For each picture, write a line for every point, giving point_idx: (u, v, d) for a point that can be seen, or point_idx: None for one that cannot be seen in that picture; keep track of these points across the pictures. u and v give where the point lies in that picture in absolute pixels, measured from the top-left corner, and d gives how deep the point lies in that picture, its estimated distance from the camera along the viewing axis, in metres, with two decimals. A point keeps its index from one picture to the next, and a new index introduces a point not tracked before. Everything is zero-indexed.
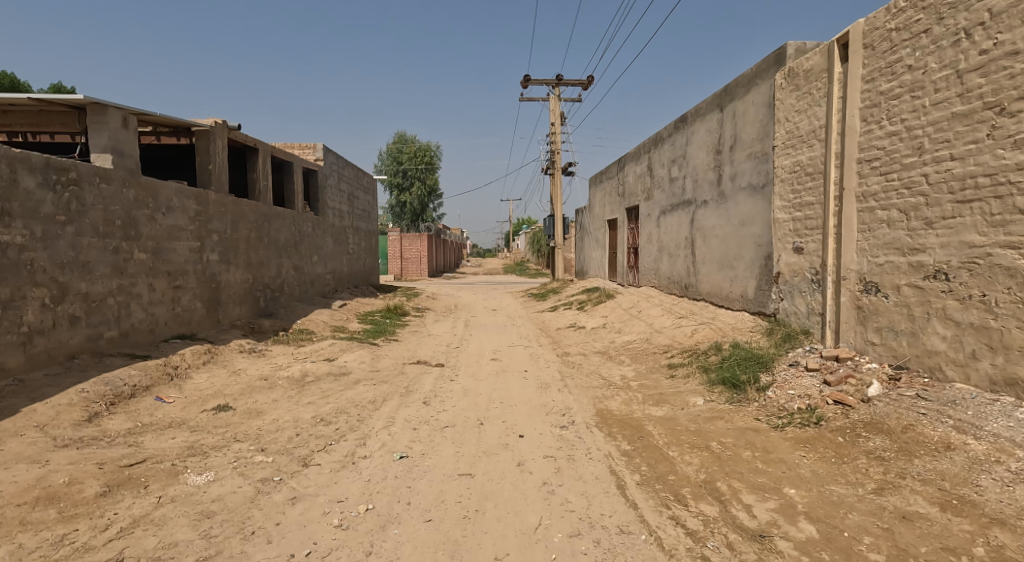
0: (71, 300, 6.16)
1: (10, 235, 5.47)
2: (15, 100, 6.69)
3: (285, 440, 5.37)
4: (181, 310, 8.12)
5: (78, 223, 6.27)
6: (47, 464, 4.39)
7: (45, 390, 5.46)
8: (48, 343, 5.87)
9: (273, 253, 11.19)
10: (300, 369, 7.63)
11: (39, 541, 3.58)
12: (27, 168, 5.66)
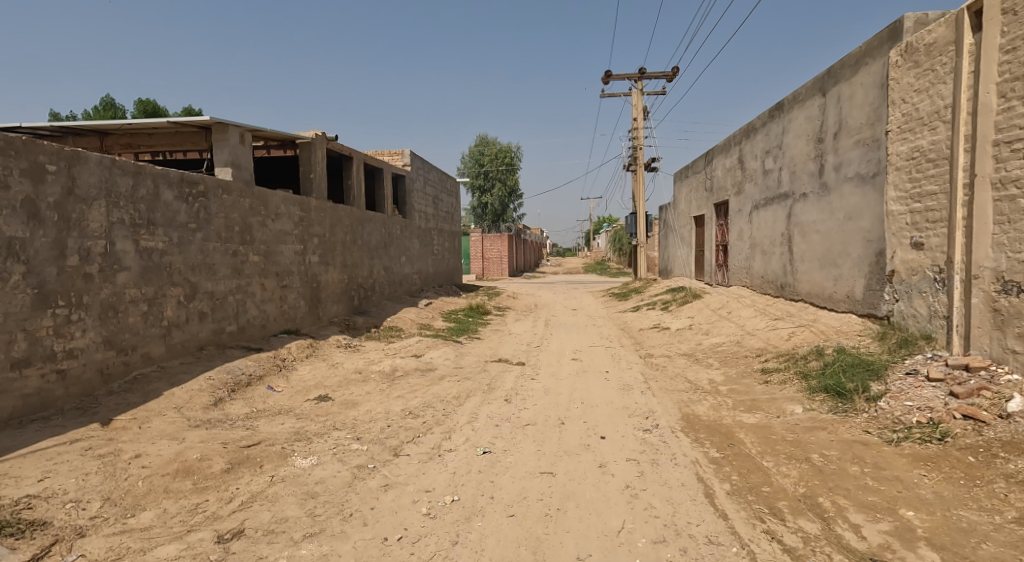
0: (200, 298, 6.72)
1: (154, 242, 6.03)
2: (154, 124, 7.31)
3: (378, 430, 5.56)
4: (288, 307, 8.66)
5: (205, 229, 6.83)
6: (184, 442, 4.80)
7: (181, 376, 5.99)
8: (183, 336, 6.43)
9: (366, 254, 11.69)
10: (391, 364, 7.90)
11: (178, 508, 3.91)
12: (166, 183, 6.21)
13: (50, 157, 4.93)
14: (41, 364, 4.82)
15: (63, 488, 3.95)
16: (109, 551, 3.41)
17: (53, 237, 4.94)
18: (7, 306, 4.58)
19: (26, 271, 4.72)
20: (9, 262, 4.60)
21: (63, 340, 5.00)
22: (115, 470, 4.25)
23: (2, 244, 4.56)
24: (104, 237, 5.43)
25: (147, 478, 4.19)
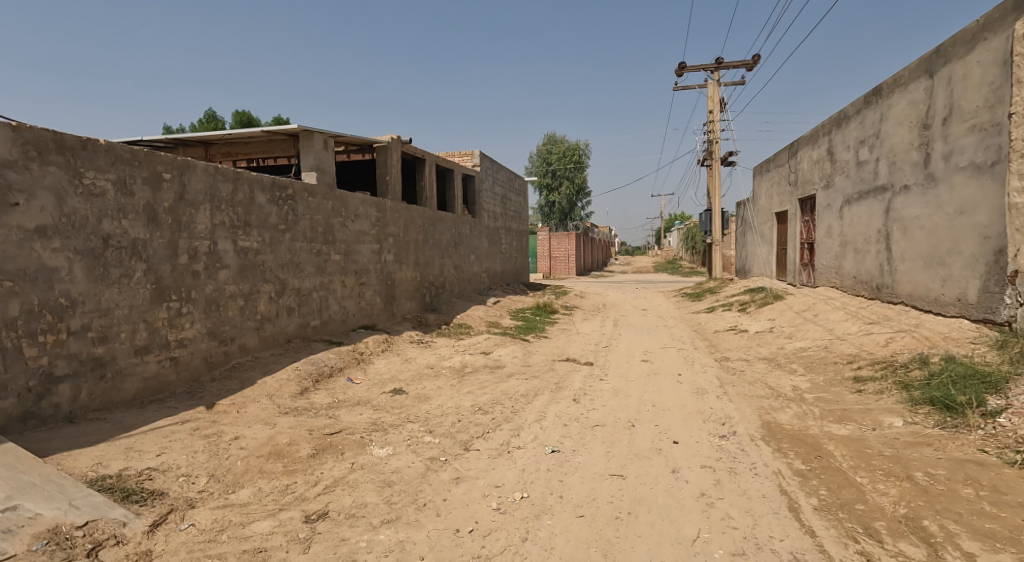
0: (288, 294, 7.04)
1: (249, 241, 6.36)
2: (250, 134, 7.71)
3: (449, 424, 5.58)
4: (365, 303, 8.93)
5: (293, 229, 7.13)
6: (275, 426, 5.02)
7: (272, 366, 6.30)
8: (274, 329, 6.76)
9: (437, 253, 11.87)
10: (460, 360, 7.96)
11: (271, 488, 4.09)
12: (260, 187, 6.52)
13: (166, 166, 5.28)
14: (157, 352, 5.19)
15: (177, 463, 4.22)
16: (214, 523, 3.59)
17: (168, 239, 5.29)
18: (131, 301, 4.93)
19: (146, 269, 5.08)
20: (133, 262, 4.95)
21: (175, 331, 5.37)
22: (218, 449, 4.51)
23: (128, 245, 4.92)
24: (208, 238, 5.77)
25: (244, 458, 4.41)
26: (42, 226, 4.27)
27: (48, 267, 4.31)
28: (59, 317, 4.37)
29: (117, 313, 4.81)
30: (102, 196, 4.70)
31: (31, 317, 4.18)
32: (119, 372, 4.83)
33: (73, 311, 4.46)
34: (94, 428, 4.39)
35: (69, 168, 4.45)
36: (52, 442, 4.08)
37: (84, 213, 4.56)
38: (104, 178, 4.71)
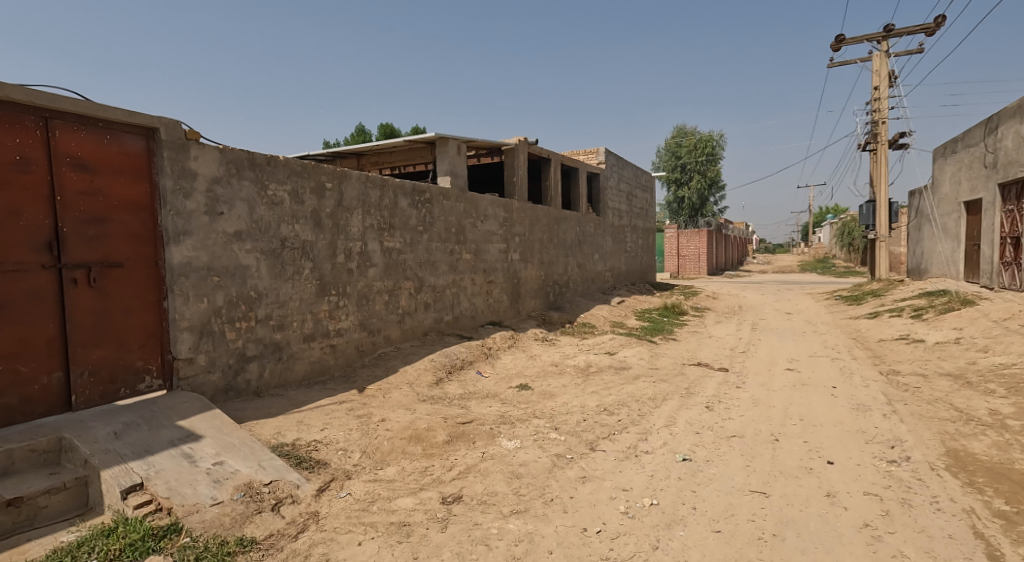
0: (425, 291, 7.53)
1: (392, 242, 6.89)
2: (394, 143, 8.27)
3: (574, 422, 5.65)
4: (493, 300, 9.29)
5: (429, 231, 7.62)
6: (415, 412, 5.45)
7: (411, 356, 6.81)
8: (412, 323, 7.28)
9: (561, 252, 11.99)
10: (585, 360, 7.99)
11: (413, 468, 4.44)
12: (403, 193, 7.04)
13: (328, 176, 5.86)
14: (320, 339, 5.81)
15: (336, 438, 4.74)
16: (366, 495, 3.97)
17: (328, 240, 5.89)
18: (302, 295, 5.56)
19: (312, 266, 5.68)
20: (302, 260, 5.56)
21: (334, 322, 5.99)
22: (368, 428, 4.99)
23: (299, 246, 5.54)
24: (360, 239, 6.35)
25: (390, 438, 4.83)
26: (239, 231, 4.92)
27: (243, 265, 4.96)
28: (250, 307, 5.02)
29: (291, 305, 5.45)
30: (281, 205, 5.33)
31: (231, 306, 4.85)
32: (293, 355, 5.47)
33: (259, 302, 5.12)
34: (274, 403, 5.05)
35: (257, 181, 5.09)
36: (243, 412, 4.77)
37: (268, 218, 5.20)
38: (283, 190, 5.34)
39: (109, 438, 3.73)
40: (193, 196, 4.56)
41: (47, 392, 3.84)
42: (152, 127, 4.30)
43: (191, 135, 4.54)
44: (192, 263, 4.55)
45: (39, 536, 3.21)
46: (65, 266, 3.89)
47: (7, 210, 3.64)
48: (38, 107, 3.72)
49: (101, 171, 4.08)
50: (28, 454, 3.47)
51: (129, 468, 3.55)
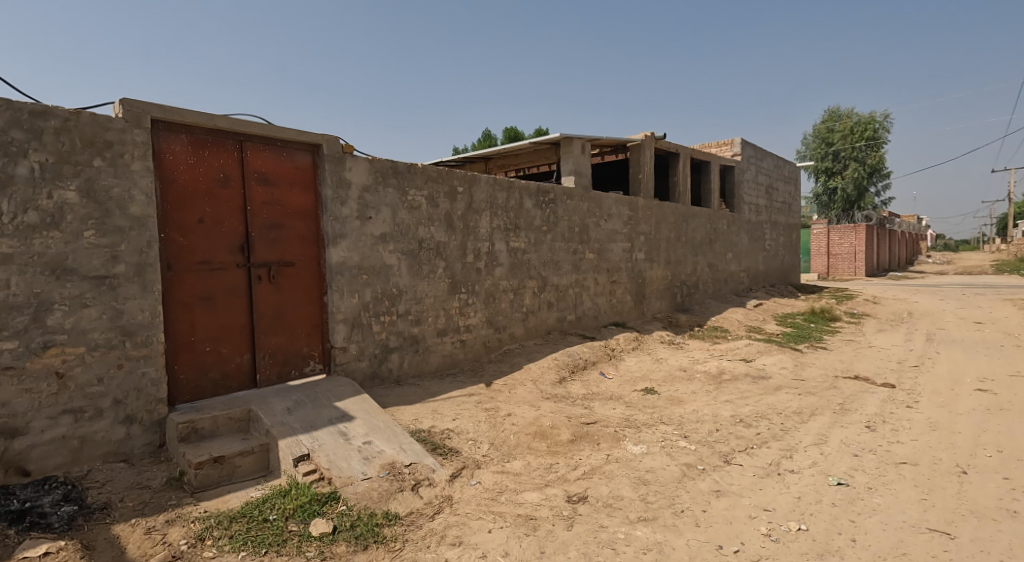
0: (549, 290, 7.68)
1: (519, 242, 7.09)
2: (520, 145, 8.49)
3: (706, 432, 5.48)
4: (616, 301, 9.24)
5: (553, 230, 7.72)
6: (540, 409, 5.66)
7: (535, 354, 7.04)
8: (536, 321, 7.47)
9: (690, 251, 11.58)
10: (717, 366, 7.63)
11: (538, 463, 4.63)
12: (528, 194, 7.22)
13: (460, 180, 6.21)
14: (452, 334, 6.21)
15: (467, 428, 5.09)
16: (495, 485, 4.22)
17: (460, 241, 6.25)
18: (436, 292, 5.98)
19: (445, 266, 6.08)
20: (436, 260, 5.97)
21: (464, 318, 6.34)
22: (496, 421, 5.28)
23: (434, 246, 5.95)
24: (488, 240, 6.63)
25: (517, 433, 5.09)
26: (384, 233, 5.44)
27: (387, 264, 5.47)
28: (392, 303, 5.52)
29: (427, 301, 5.88)
30: (418, 209, 5.77)
31: (376, 301, 5.38)
32: (428, 348, 5.92)
33: (400, 298, 5.60)
34: (412, 391, 5.51)
35: (399, 188, 5.57)
36: (387, 397, 5.28)
37: (408, 222, 5.66)
38: (421, 195, 5.78)
39: (284, 412, 4.33)
40: (347, 203, 5.13)
41: (240, 369, 4.53)
42: (318, 143, 4.90)
43: (347, 149, 5.11)
44: (346, 263, 5.13)
45: (235, 490, 3.83)
46: (253, 265, 4.56)
47: (214, 218, 4.33)
48: (235, 131, 4.40)
49: (280, 184, 4.72)
50: (227, 421, 4.15)
51: (299, 439, 4.12)
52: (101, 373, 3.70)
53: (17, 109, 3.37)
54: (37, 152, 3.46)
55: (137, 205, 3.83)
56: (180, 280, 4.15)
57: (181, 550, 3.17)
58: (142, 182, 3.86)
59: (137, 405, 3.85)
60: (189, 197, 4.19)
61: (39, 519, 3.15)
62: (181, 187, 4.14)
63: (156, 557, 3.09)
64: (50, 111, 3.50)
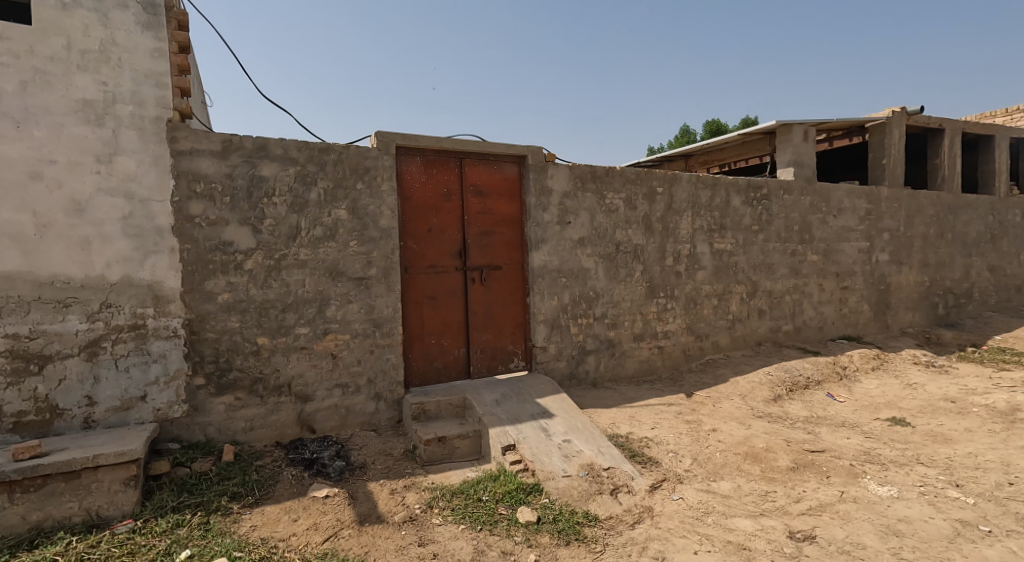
0: (760, 296, 7.01)
1: (724, 244, 6.62)
2: (728, 138, 7.80)
3: (990, 484, 4.34)
4: (848, 311, 8.03)
5: (766, 230, 7.02)
6: (750, 428, 5.23)
7: (743, 367, 6.52)
8: (744, 330, 6.89)
9: (959, 250, 9.49)
10: (1004, 399, 6.05)
11: (750, 488, 4.27)
12: (736, 191, 6.70)
13: (659, 181, 6.05)
14: (649, 340, 6.08)
15: (667, 439, 4.95)
16: (700, 504, 4.01)
17: (658, 244, 6.08)
18: (633, 295, 5.92)
19: (642, 269, 5.98)
20: (633, 263, 5.91)
21: (662, 324, 6.16)
22: (699, 436, 5.03)
23: (631, 250, 5.90)
24: (689, 241, 6.32)
25: (723, 452, 4.77)
26: (582, 237, 5.58)
27: (585, 267, 5.59)
28: (589, 305, 5.63)
29: (624, 305, 5.86)
30: (616, 212, 5.78)
31: (574, 303, 5.54)
32: (624, 352, 5.89)
33: (597, 301, 5.68)
34: (608, 394, 5.55)
35: (598, 192, 5.65)
36: (584, 399, 5.41)
37: (605, 225, 5.71)
38: (618, 198, 5.78)
39: (493, 403, 4.73)
40: (549, 209, 5.37)
41: (457, 361, 5.08)
42: (524, 155, 5.24)
43: (550, 158, 5.36)
44: (547, 266, 5.38)
45: (455, 468, 4.32)
46: (469, 268, 5.07)
47: (440, 228, 4.95)
48: (456, 150, 4.94)
49: (491, 195, 5.18)
50: (448, 405, 4.69)
51: (506, 429, 4.48)
52: (359, 356, 4.49)
53: (312, 148, 4.28)
54: (323, 180, 4.32)
55: (385, 219, 4.56)
56: (413, 281, 4.83)
57: (416, 513, 3.73)
58: (388, 199, 4.58)
59: (383, 385, 4.59)
60: (421, 211, 4.85)
61: (322, 468, 4.03)
62: (415, 202, 4.82)
63: (398, 515, 3.69)
64: (329, 147, 4.34)
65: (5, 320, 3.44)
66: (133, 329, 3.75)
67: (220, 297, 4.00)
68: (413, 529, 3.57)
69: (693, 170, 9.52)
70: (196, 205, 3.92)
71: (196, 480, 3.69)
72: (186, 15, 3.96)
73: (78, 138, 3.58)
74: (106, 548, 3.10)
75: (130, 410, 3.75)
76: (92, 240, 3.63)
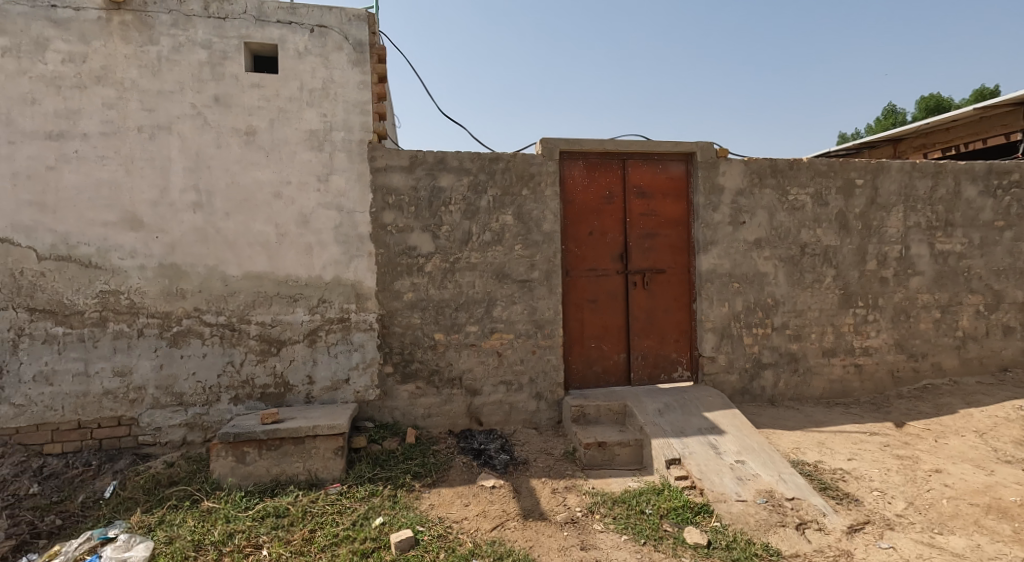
0: (1005, 309, 5.60)
1: (951, 244, 5.45)
2: (963, 111, 6.30)
3: None
4: None
5: (1017, 226, 5.60)
6: (992, 475, 4.20)
7: (979, 397, 5.27)
8: (981, 351, 5.58)
9: None
10: None
11: (996, 551, 3.39)
12: (970, 178, 5.48)
13: (860, 172, 5.23)
14: (844, 356, 5.27)
15: (870, 474, 4.20)
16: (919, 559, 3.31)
17: (858, 244, 5.25)
18: (823, 304, 5.19)
19: (836, 274, 5.22)
20: (824, 267, 5.20)
21: (861, 338, 5.28)
22: (917, 477, 4.17)
23: (821, 252, 5.19)
24: (900, 242, 5.34)
25: (952, 500, 3.90)
26: (759, 238, 5.08)
27: (762, 272, 5.08)
28: (766, 314, 5.09)
29: (810, 315, 5.17)
30: (803, 209, 5.14)
31: (749, 312, 5.05)
32: (810, 369, 5.19)
33: (777, 310, 5.11)
34: (791, 415, 4.95)
35: (779, 188, 5.10)
36: (760, 418, 4.89)
37: (788, 225, 5.12)
38: (805, 193, 5.14)
39: (655, 413, 4.53)
40: (720, 209, 5.00)
41: (617, 366, 4.99)
42: (692, 151, 4.97)
43: (722, 153, 5.00)
44: (716, 270, 5.00)
45: (617, 475, 4.24)
46: (631, 272, 4.96)
47: (601, 231, 4.92)
48: (619, 152, 4.89)
49: (655, 196, 5.00)
50: (608, 411, 4.64)
51: (671, 441, 4.24)
52: (523, 356, 4.68)
53: (483, 159, 4.60)
54: (492, 188, 4.62)
55: (548, 223, 4.70)
56: (574, 284, 4.89)
57: (577, 516, 3.75)
58: (551, 204, 4.71)
59: (544, 385, 4.72)
60: (582, 214, 4.89)
61: (489, 459, 4.28)
62: (577, 205, 4.88)
63: (560, 515, 3.75)
64: (498, 156, 4.63)
65: (256, 310, 4.30)
66: (340, 321, 4.42)
67: (406, 295, 4.50)
68: (575, 531, 3.60)
69: (902, 158, 7.80)
70: (388, 214, 4.47)
71: (387, 456, 4.20)
72: (385, 50, 4.57)
73: (306, 162, 4.36)
74: (322, 505, 3.70)
75: (337, 390, 4.42)
76: (314, 246, 4.37)
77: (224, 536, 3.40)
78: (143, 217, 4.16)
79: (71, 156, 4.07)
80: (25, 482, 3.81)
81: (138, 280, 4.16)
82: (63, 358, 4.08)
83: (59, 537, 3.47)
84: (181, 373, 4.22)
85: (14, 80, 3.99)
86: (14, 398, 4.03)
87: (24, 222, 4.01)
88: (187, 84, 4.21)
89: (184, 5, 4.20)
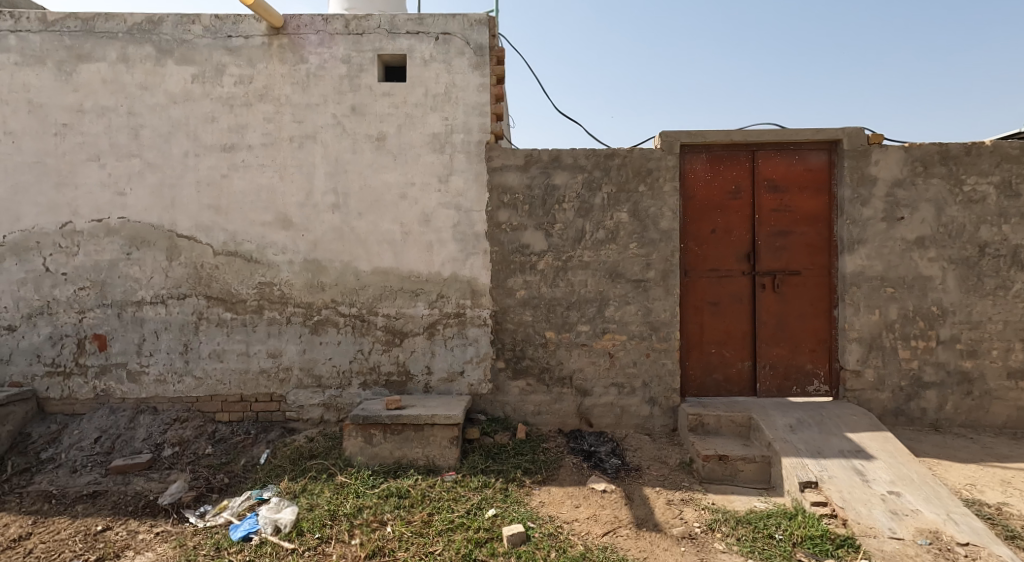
0: None
1: None
2: None
3: None
4: None
5: None
6: None
7: None
8: None
9: None
10: None
11: None
12: None
13: None
14: None
15: None
16: None
17: None
18: (1009, 316, 4.32)
19: None
20: (1012, 271, 4.32)
21: None
22: None
23: (1007, 252, 4.32)
24: None
25: None
26: (922, 237, 4.36)
27: (925, 275, 4.36)
28: (930, 325, 4.35)
29: (991, 328, 4.33)
30: (983, 201, 4.32)
31: (906, 321, 4.36)
32: (989, 392, 4.35)
33: (944, 320, 4.35)
34: (961, 445, 4.18)
35: (951, 177, 4.33)
36: (919, 445, 4.20)
37: (962, 220, 4.33)
38: (987, 182, 4.31)
39: (786, 429, 4.09)
40: (871, 203, 4.38)
41: (741, 375, 4.60)
42: (836, 139, 4.41)
43: (875, 139, 4.38)
44: (865, 273, 4.39)
45: (741, 493, 3.88)
46: (759, 273, 4.53)
47: (726, 228, 4.56)
48: (748, 143, 4.49)
49: (790, 189, 4.52)
50: (730, 423, 4.29)
51: (805, 462, 3.78)
52: (636, 358, 4.50)
53: (599, 155, 4.50)
54: (607, 185, 4.49)
55: (666, 220, 4.46)
56: (693, 285, 4.59)
57: (695, 532, 3.49)
58: (670, 200, 4.46)
59: (658, 390, 4.50)
60: (704, 210, 4.57)
61: (599, 463, 4.19)
62: (698, 201, 4.57)
63: (676, 528, 3.52)
64: (615, 152, 4.49)
65: (382, 303, 4.63)
66: (456, 316, 4.60)
67: (518, 293, 4.56)
68: (693, 547, 3.35)
69: None
70: (504, 213, 4.56)
71: (499, 450, 4.29)
72: (503, 51, 4.67)
73: (429, 163, 4.59)
74: (439, 490, 3.88)
75: (453, 382, 4.61)
76: (434, 244, 4.60)
77: (354, 509, 3.70)
78: (293, 217, 4.68)
79: (239, 165, 4.70)
80: (202, 444, 4.49)
81: (288, 273, 4.69)
82: (230, 339, 4.73)
83: (227, 493, 4.02)
84: (319, 357, 4.68)
85: (200, 102, 4.71)
86: (195, 370, 4.75)
87: (205, 222, 4.72)
88: (330, 97, 4.65)
89: (329, 25, 4.64)
